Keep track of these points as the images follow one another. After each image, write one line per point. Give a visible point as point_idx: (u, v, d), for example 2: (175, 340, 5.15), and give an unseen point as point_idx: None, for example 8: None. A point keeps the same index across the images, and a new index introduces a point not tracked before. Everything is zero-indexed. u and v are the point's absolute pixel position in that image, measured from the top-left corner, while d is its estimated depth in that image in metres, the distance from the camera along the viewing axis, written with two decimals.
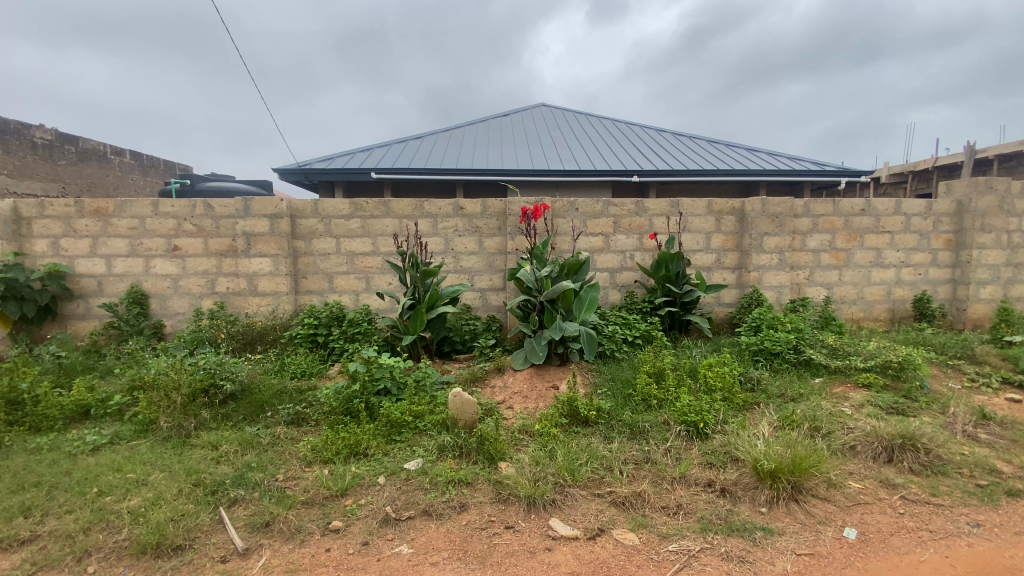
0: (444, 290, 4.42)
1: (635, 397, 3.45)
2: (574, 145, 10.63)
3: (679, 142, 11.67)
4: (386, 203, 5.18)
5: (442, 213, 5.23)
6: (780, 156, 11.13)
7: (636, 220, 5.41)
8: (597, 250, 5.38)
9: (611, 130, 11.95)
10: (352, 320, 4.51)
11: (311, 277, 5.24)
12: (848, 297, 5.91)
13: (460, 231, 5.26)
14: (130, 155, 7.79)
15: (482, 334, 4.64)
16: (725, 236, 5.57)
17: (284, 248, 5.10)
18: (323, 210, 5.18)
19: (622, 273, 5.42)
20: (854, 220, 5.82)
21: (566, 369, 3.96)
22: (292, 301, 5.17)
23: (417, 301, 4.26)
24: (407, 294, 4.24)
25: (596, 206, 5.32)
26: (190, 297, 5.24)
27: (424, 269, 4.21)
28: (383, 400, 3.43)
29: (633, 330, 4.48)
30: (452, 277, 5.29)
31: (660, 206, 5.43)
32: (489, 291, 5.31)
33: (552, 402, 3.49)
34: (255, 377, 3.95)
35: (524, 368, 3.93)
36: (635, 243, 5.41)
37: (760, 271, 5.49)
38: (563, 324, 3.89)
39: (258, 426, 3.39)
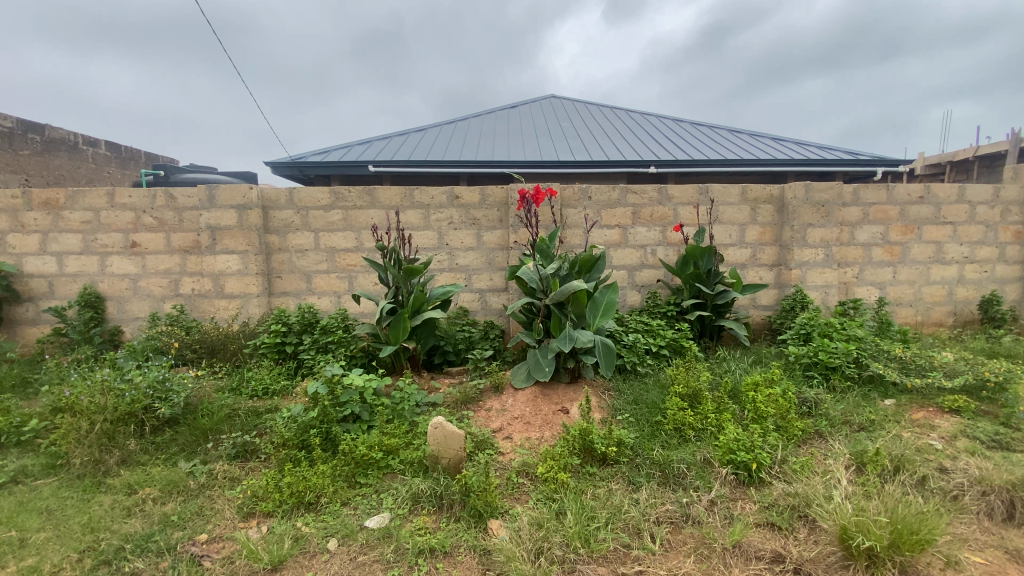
0: (433, 292, 3.72)
1: (666, 426, 2.76)
2: (585, 136, 9.93)
3: (698, 131, 10.89)
4: (370, 191, 4.52)
5: (435, 203, 4.55)
6: (808, 145, 10.31)
7: (659, 209, 4.68)
8: (614, 244, 4.66)
9: (625, 120, 11.22)
10: (325, 327, 3.77)
11: (286, 277, 4.59)
12: (904, 299, 5.13)
13: (455, 223, 4.58)
14: (106, 146, 7.24)
15: (478, 343, 3.92)
16: (761, 228, 4.83)
17: (254, 243, 4.45)
18: (299, 200, 4.53)
19: (642, 271, 4.69)
20: (911, 208, 5.04)
21: (578, 387, 3.25)
22: (264, 304, 4.52)
23: (401, 304, 3.56)
24: (388, 296, 3.53)
25: (612, 194, 4.62)
26: (151, 299, 4.63)
27: (407, 266, 3.49)
28: (350, 429, 2.74)
29: (658, 339, 3.77)
30: (447, 276, 4.62)
31: (686, 194, 4.70)
32: (490, 292, 4.63)
33: (560, 433, 2.79)
34: (205, 396, 3.31)
35: (526, 387, 3.23)
36: (657, 237, 4.69)
37: (803, 268, 4.76)
38: (573, 332, 3.17)
39: (193, 461, 2.74)
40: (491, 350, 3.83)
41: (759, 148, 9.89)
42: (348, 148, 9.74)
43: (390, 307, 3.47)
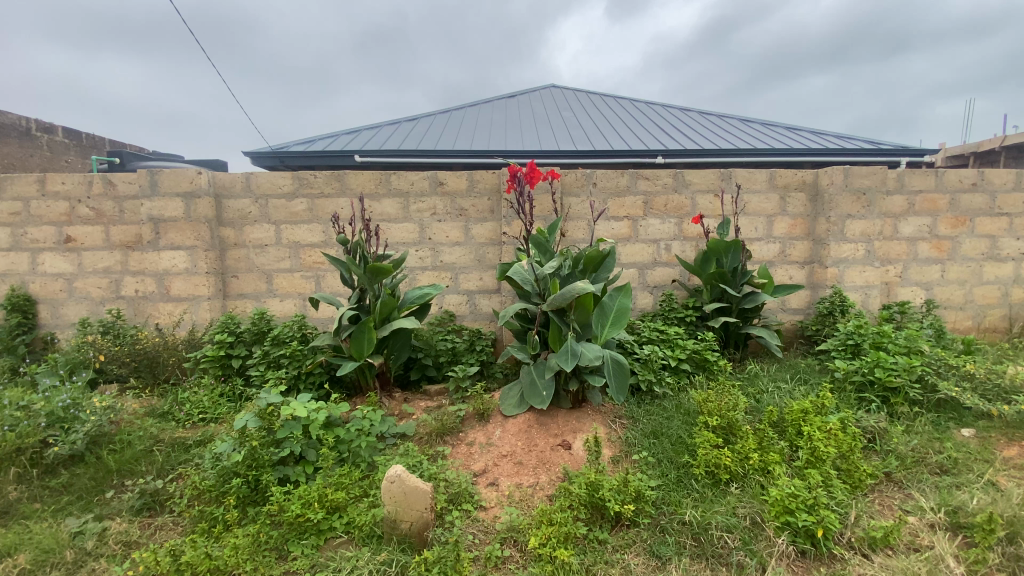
0: (407, 297, 3.08)
1: (696, 471, 2.17)
2: (588, 125, 9.28)
3: (707, 120, 10.23)
4: (340, 176, 3.89)
5: (415, 190, 3.92)
6: (825, 134, 9.65)
7: (674, 198, 4.04)
8: (623, 238, 4.03)
9: (630, 109, 10.56)
10: (277, 337, 3.14)
11: (244, 276, 3.97)
12: (954, 301, 4.49)
13: (438, 214, 3.95)
14: (64, 132, 6.62)
15: (463, 355, 3.27)
16: (792, 220, 4.21)
17: (205, 238, 3.83)
18: (258, 187, 3.91)
19: (655, 270, 4.06)
20: (962, 197, 4.40)
21: (581, 414, 2.62)
22: (217, 308, 3.90)
23: (367, 310, 2.94)
24: (350, 302, 2.89)
25: (620, 180, 3.99)
26: (89, 302, 4.00)
27: (374, 266, 2.84)
28: (287, 475, 2.14)
29: (677, 350, 3.16)
30: (429, 276, 3.98)
31: (706, 180, 4.07)
32: (480, 294, 4.01)
33: (558, 481, 2.17)
34: (124, 425, 2.69)
35: (519, 414, 2.60)
36: (672, 231, 4.05)
37: (840, 266, 4.12)
38: (577, 346, 2.54)
39: (85, 517, 2.12)
40: (477, 364, 3.18)
41: (773, 138, 9.24)
42: (334, 136, 9.08)
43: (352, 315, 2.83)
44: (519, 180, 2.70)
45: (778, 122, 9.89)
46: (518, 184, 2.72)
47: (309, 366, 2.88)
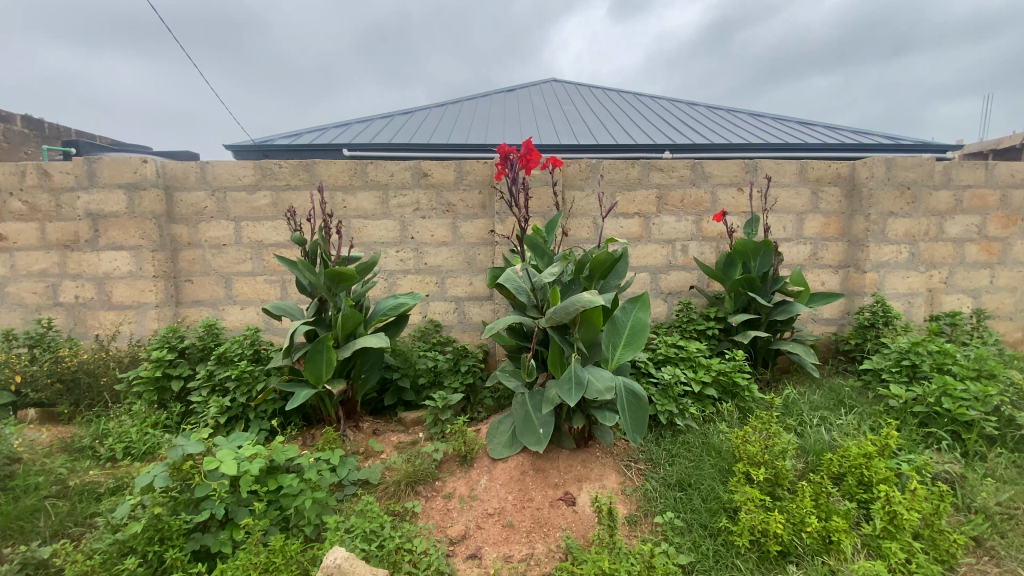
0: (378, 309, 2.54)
1: (738, 541, 1.68)
2: (590, 118, 8.76)
3: (715, 114, 9.70)
4: (308, 166, 3.38)
5: (395, 182, 3.41)
6: (840, 129, 9.12)
7: (692, 192, 3.54)
8: (633, 238, 3.52)
9: (634, 102, 10.04)
10: (222, 355, 2.62)
11: (199, 281, 3.47)
12: (1004, 311, 3.98)
13: (422, 210, 3.45)
14: (24, 122, 6.12)
15: (446, 376, 2.76)
16: (825, 218, 3.70)
17: (152, 237, 3.33)
18: (215, 178, 3.40)
19: (669, 274, 3.56)
20: (1014, 194, 3.88)
21: (589, 455, 2.11)
22: (168, 316, 3.40)
23: (327, 324, 2.43)
24: (305, 316, 2.35)
25: (630, 171, 3.47)
26: (22, 310, 3.49)
27: (333, 273, 2.29)
28: (202, 547, 1.68)
29: (700, 372, 2.66)
30: (412, 280, 3.48)
31: (728, 172, 3.56)
32: (469, 302, 3.51)
33: (557, 557, 1.67)
34: (24, 466, 2.19)
35: (510, 456, 2.09)
36: (690, 230, 3.55)
37: (880, 271, 3.62)
38: (582, 372, 2.03)
39: None
40: (462, 387, 2.67)
41: (786, 132, 8.72)
42: (321, 130, 8.56)
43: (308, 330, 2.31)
44: (509, 159, 2.19)
45: (790, 116, 9.35)
46: (508, 164, 2.20)
47: (259, 393, 2.39)
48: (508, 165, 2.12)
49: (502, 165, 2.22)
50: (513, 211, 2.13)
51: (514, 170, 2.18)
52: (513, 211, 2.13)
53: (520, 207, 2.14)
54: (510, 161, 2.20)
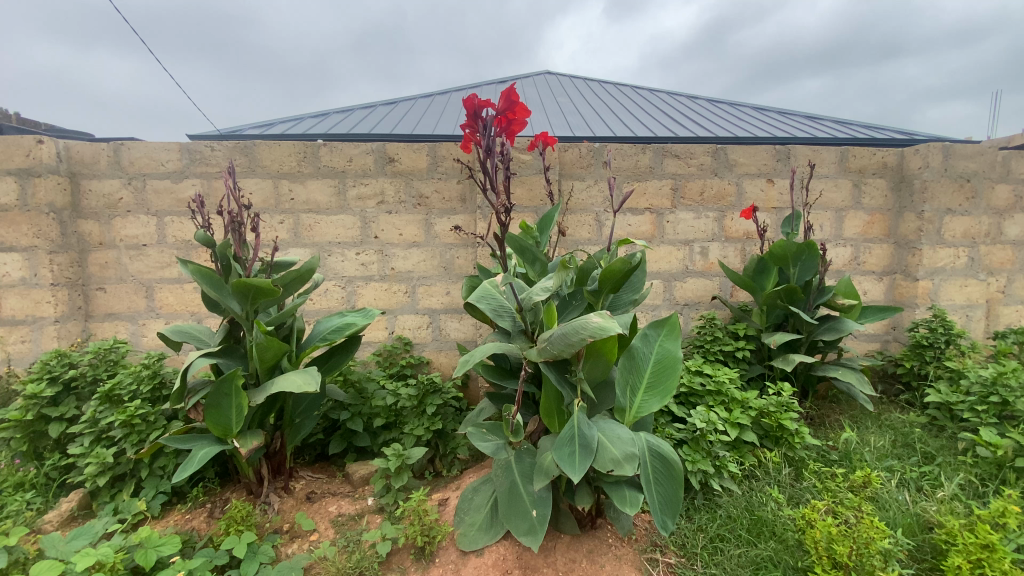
0: (313, 338, 1.92)
1: None
2: (587, 109, 8.15)
3: (718, 108, 9.12)
4: (246, 148, 2.75)
5: (354, 169, 2.79)
6: (851, 125, 8.57)
7: (714, 183, 2.94)
8: (643, 239, 2.93)
9: (632, 95, 9.44)
10: (112, 393, 2.02)
11: (113, 289, 2.83)
12: None
13: (387, 204, 2.82)
14: None
15: (408, 418, 2.10)
16: (868, 216, 3.13)
17: (51, 235, 2.68)
18: (132, 162, 2.76)
19: (687, 282, 2.96)
20: None
21: (599, 545, 1.51)
22: (73, 333, 2.76)
23: (239, 354, 1.77)
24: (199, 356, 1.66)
25: (640, 158, 2.88)
26: None
27: (240, 286, 1.62)
28: None
29: (736, 410, 2.08)
30: (375, 289, 2.85)
31: (758, 160, 2.96)
32: (446, 315, 2.90)
33: None
34: None
35: (486, 545, 1.48)
36: (711, 229, 2.96)
37: (935, 278, 3.04)
38: (589, 430, 1.42)
39: None
40: (426, 437, 1.98)
41: (792, 126, 8.16)
42: (296, 119, 7.87)
43: (212, 366, 1.69)
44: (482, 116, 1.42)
45: (795, 110, 8.79)
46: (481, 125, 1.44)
47: (146, 451, 1.80)
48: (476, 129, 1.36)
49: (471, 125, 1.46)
50: (486, 200, 1.39)
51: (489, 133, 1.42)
52: (486, 200, 1.39)
53: (498, 194, 1.40)
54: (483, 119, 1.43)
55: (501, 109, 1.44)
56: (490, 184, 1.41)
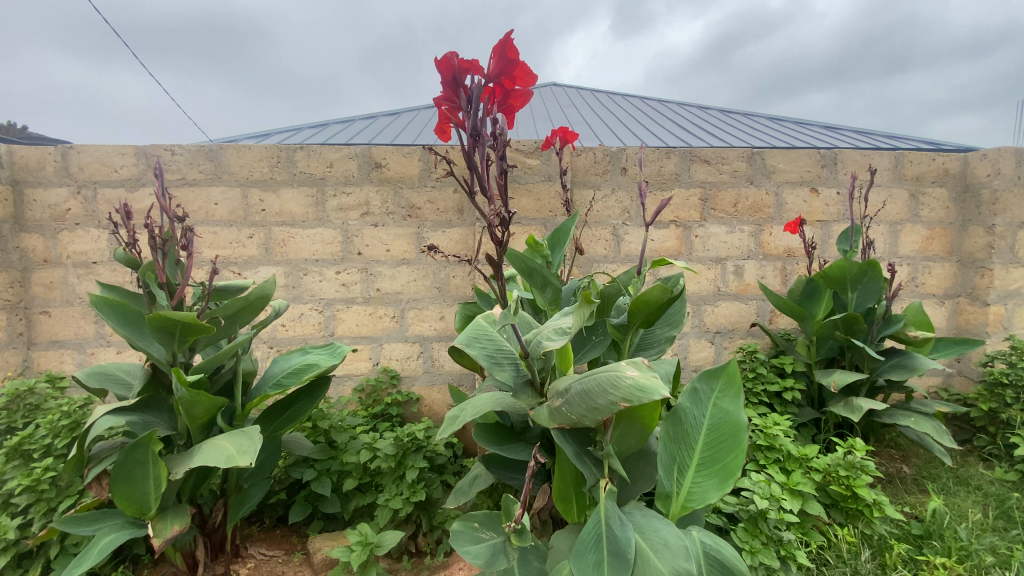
0: (267, 383, 1.54)
1: None
2: (596, 118, 7.79)
3: (732, 118, 8.75)
4: (211, 152, 2.39)
5: (334, 176, 2.42)
6: (873, 135, 8.17)
7: (750, 193, 2.54)
8: (669, 256, 2.52)
9: (643, 105, 9.11)
10: (24, 449, 1.64)
11: (60, 314, 2.43)
12: None
13: (372, 216, 2.45)
14: None
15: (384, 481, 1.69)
16: (928, 231, 2.71)
17: None
18: (82, 168, 2.40)
19: (719, 307, 2.55)
20: None
21: None
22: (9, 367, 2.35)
23: (162, 408, 1.36)
24: (100, 416, 1.26)
25: (664, 163, 2.49)
26: None
27: (155, 320, 1.23)
28: None
29: (794, 469, 1.70)
30: (358, 314, 2.47)
31: (801, 166, 2.56)
32: (440, 344, 2.50)
33: None
34: None
35: None
36: (746, 245, 2.55)
37: (1009, 303, 2.62)
38: (626, 530, 1.01)
39: None
40: (406, 511, 1.56)
41: (813, 136, 7.76)
42: (294, 130, 7.58)
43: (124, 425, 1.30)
44: (464, 86, 0.83)
45: (814, 120, 8.41)
46: (464, 97, 0.85)
47: (38, 537, 1.41)
48: (467, 112, 0.82)
49: (446, 100, 0.86)
50: (490, 234, 0.86)
51: (479, 110, 0.85)
52: (490, 235, 0.86)
53: (509, 223, 0.86)
54: (468, 89, 0.84)
55: (496, 70, 0.86)
56: (494, 205, 0.85)
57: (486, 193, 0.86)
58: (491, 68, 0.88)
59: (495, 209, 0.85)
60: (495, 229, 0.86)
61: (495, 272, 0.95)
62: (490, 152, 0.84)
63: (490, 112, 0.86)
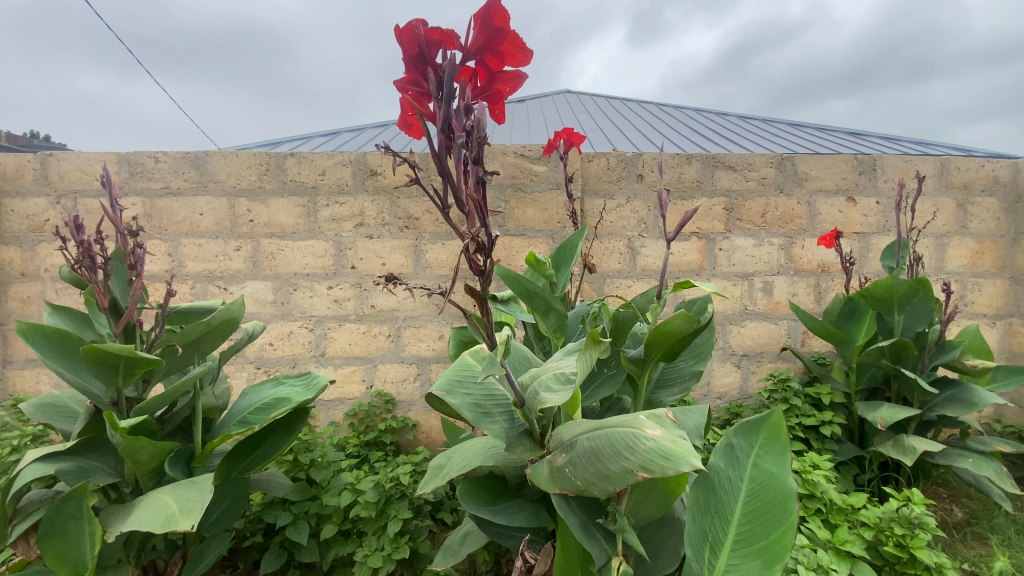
0: (236, 419, 1.36)
1: None
2: (611, 125, 7.59)
3: (752, 124, 8.48)
4: (197, 158, 2.23)
5: (326, 184, 2.26)
6: (901, 142, 7.82)
7: (779, 202, 2.31)
8: (690, 272, 2.30)
9: (659, 112, 8.88)
10: None
11: None
12: None
13: (367, 227, 2.27)
14: None
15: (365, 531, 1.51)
16: (978, 244, 2.45)
17: None
18: (62, 176, 2.26)
19: (745, 327, 2.32)
20: None
21: None
22: None
23: (100, 450, 1.19)
24: (21, 466, 1.09)
25: (685, 170, 2.28)
26: None
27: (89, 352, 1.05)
28: None
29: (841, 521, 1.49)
30: (351, 333, 2.28)
31: (836, 173, 2.32)
32: (439, 366, 2.30)
33: None
34: None
35: None
36: (775, 259, 2.32)
37: None
38: None
39: None
40: (387, 571, 1.39)
41: (837, 143, 7.45)
42: (305, 138, 7.50)
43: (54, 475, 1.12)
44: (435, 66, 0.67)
45: (838, 126, 8.10)
46: (436, 81, 0.68)
47: None
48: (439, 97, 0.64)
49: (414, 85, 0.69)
50: (466, 259, 0.66)
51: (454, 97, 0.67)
52: (466, 261, 0.66)
53: (491, 245, 0.66)
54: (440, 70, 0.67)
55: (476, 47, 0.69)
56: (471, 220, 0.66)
57: (460, 206, 0.66)
58: (469, 46, 0.70)
59: (473, 226, 0.66)
60: (473, 254, 0.66)
61: (479, 306, 0.75)
62: (467, 150, 0.65)
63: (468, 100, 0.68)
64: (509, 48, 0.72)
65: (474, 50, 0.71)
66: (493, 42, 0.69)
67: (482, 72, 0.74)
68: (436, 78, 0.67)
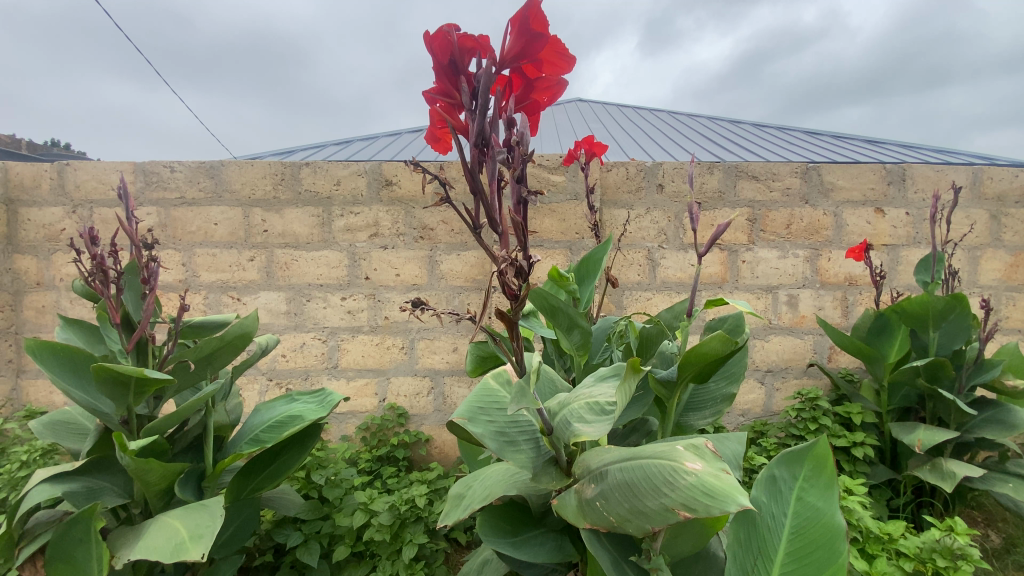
0: (248, 439, 1.31)
1: None
2: (624, 133, 7.54)
3: (767, 132, 8.38)
4: (212, 168, 2.22)
5: (341, 194, 2.23)
6: (921, 150, 7.69)
7: (805, 212, 2.24)
8: (712, 284, 2.24)
9: (673, 119, 8.81)
10: None
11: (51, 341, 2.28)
12: None
13: (381, 236, 2.24)
14: None
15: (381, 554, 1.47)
16: (1013, 257, 2.35)
17: None
18: (78, 186, 2.26)
19: (770, 342, 2.24)
20: None
21: None
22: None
23: (108, 471, 1.15)
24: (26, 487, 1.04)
25: (707, 180, 2.22)
26: None
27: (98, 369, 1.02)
28: None
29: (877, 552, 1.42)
30: (365, 345, 2.25)
31: (864, 183, 2.25)
32: (453, 379, 2.25)
33: None
34: None
35: None
36: (801, 272, 2.24)
37: None
38: None
39: None
40: None
41: (856, 151, 7.33)
42: (318, 146, 7.55)
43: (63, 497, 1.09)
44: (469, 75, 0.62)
45: (855, 134, 7.98)
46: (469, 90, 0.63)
47: None
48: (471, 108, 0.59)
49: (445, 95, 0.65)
50: (501, 283, 0.60)
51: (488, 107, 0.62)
52: (502, 285, 0.61)
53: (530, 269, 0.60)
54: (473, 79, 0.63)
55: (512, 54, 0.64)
56: (507, 239, 0.60)
57: (496, 225, 0.61)
58: (505, 54, 0.65)
59: (509, 248, 0.60)
60: (509, 277, 0.61)
61: (510, 330, 0.69)
62: (504, 163, 0.60)
63: (503, 110, 0.63)
64: (547, 55, 0.67)
65: (509, 57, 0.67)
66: (530, 48, 0.65)
67: (517, 81, 0.69)
68: (470, 88, 0.63)
